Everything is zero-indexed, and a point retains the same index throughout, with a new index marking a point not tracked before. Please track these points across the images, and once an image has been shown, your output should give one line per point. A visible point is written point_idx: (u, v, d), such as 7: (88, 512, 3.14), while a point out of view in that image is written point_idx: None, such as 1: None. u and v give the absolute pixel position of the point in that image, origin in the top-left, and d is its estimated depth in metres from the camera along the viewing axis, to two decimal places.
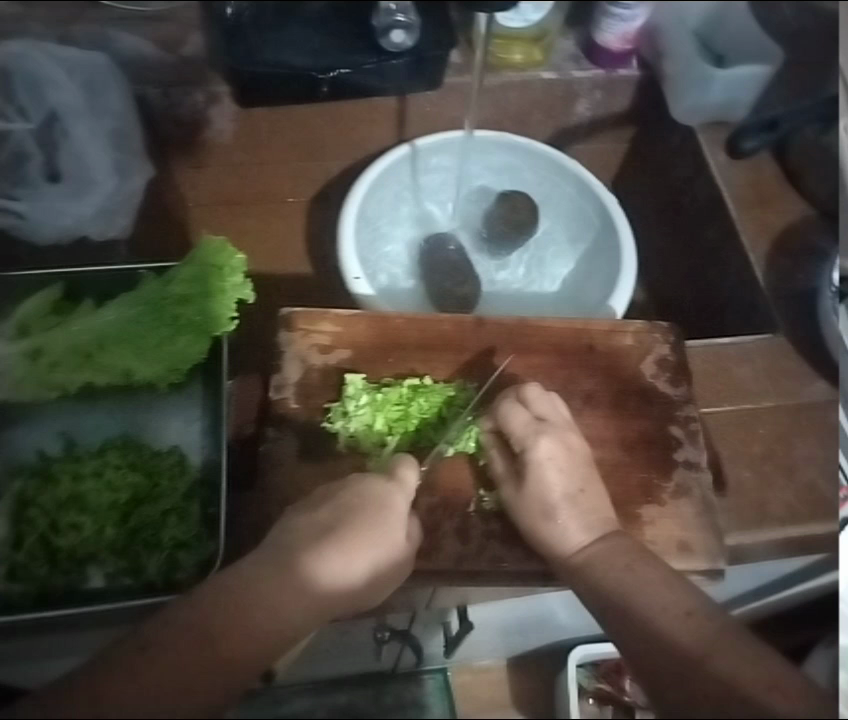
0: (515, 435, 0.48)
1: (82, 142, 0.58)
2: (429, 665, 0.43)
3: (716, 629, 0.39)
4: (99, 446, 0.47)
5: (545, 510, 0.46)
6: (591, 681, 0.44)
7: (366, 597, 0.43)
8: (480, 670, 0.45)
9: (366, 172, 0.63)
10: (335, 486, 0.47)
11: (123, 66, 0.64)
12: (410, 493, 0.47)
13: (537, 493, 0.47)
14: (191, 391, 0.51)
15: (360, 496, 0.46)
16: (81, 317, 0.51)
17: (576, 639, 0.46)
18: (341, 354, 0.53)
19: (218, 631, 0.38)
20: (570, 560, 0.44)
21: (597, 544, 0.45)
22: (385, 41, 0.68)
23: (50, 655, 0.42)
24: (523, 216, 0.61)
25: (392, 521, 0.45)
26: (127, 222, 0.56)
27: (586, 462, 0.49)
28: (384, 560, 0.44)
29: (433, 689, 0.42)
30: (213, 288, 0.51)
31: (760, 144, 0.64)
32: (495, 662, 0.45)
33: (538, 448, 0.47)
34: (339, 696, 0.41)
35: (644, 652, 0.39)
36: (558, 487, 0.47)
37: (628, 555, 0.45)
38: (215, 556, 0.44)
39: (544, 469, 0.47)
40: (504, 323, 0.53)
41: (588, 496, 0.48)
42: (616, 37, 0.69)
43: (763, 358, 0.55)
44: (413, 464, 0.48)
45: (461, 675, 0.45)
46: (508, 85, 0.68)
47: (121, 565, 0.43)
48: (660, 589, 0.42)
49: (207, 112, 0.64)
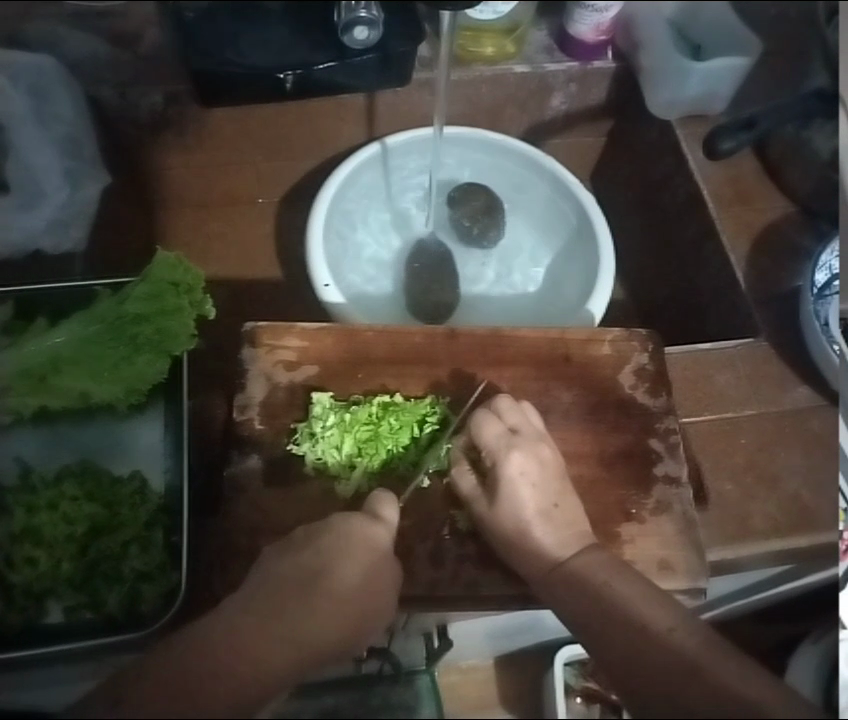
0: (488, 448, 0.47)
1: (30, 151, 0.55)
2: (414, 668, 0.40)
3: (704, 643, 0.37)
4: (56, 474, 0.45)
5: (518, 527, 0.45)
6: (578, 681, 0.42)
7: (363, 631, 0.38)
8: (466, 669, 0.41)
9: (335, 173, 0.60)
10: (313, 529, 0.44)
11: (74, 69, 0.59)
12: (392, 529, 0.44)
13: (512, 510, 0.46)
14: (152, 412, 0.48)
15: (341, 535, 0.42)
16: (34, 338, 0.48)
17: (562, 639, 0.45)
18: (309, 370, 0.51)
19: (193, 683, 0.32)
20: (547, 577, 0.43)
21: (576, 560, 0.44)
22: (347, 40, 0.59)
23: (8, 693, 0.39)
24: (484, 203, 0.61)
25: (378, 561, 0.42)
26: (81, 234, 0.54)
27: (559, 477, 0.47)
28: (371, 593, 0.40)
29: (422, 690, 0.38)
30: (170, 305, 0.48)
31: (739, 145, 0.59)
32: (482, 661, 0.42)
33: (510, 463, 0.46)
34: (323, 700, 0.36)
35: (627, 666, 0.37)
36: (531, 502, 0.45)
37: (605, 571, 0.43)
38: (178, 587, 0.42)
39: (516, 486, 0.46)
40: (477, 334, 0.52)
41: (563, 510, 0.46)
42: (591, 28, 0.64)
43: (746, 364, 0.54)
44: (394, 503, 0.45)
45: (447, 675, 0.41)
46: (478, 81, 0.64)
47: (81, 598, 0.41)
48: (641, 603, 0.40)
49: (166, 114, 0.59)
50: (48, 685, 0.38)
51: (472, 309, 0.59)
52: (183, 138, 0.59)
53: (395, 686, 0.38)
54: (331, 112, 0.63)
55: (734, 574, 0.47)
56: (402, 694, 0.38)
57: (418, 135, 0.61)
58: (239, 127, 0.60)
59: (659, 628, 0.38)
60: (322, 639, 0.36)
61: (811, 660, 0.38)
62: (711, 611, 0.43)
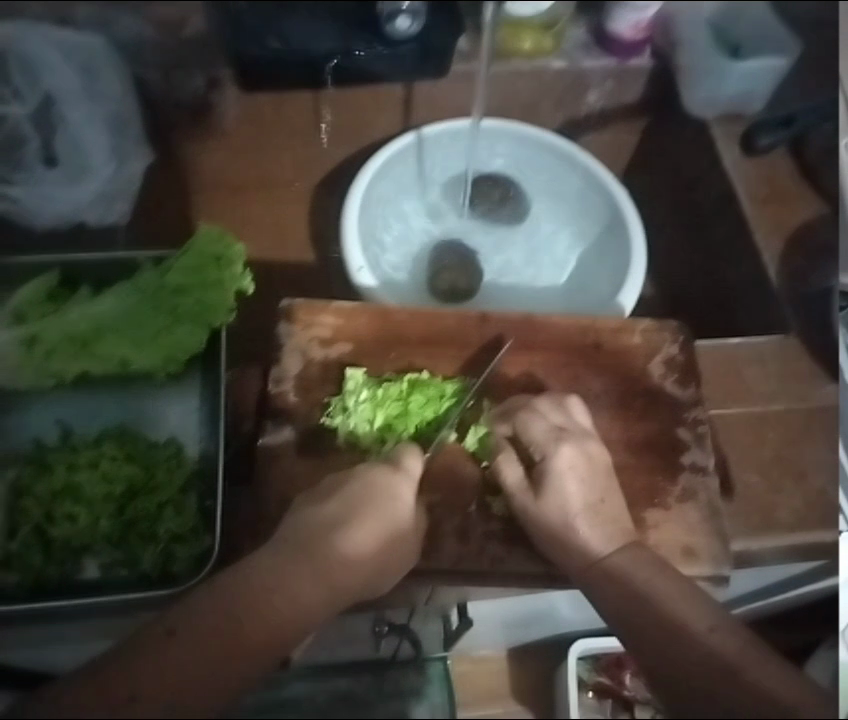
0: (535, 443, 0.47)
1: (78, 128, 0.57)
2: (429, 654, 0.44)
3: (740, 645, 0.39)
4: (96, 436, 0.46)
5: (565, 521, 0.45)
6: (592, 674, 0.48)
7: (378, 581, 0.42)
8: (480, 659, 0.49)
9: (373, 160, 0.61)
10: (343, 477, 0.45)
11: (122, 50, 0.61)
12: (415, 478, 0.45)
13: (557, 505, 0.45)
14: (188, 380, 0.49)
15: (366, 485, 0.44)
16: (79, 303, 0.49)
17: (575, 632, 0.50)
18: (342, 348, 0.51)
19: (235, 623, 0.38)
20: (586, 570, 0.43)
21: (620, 553, 0.44)
22: (390, 29, 0.63)
23: (53, 641, 0.42)
24: (502, 188, 0.63)
25: (397, 510, 0.43)
26: (127, 208, 0.55)
27: (606, 474, 0.48)
28: (393, 540, 0.43)
29: (433, 677, 0.43)
30: (210, 279, 0.49)
31: (777, 140, 0.61)
32: (493, 652, 0.50)
33: (559, 457, 0.46)
34: (339, 680, 0.40)
35: (667, 664, 0.38)
36: (577, 496, 0.46)
37: (653, 566, 0.44)
38: (211, 550, 0.43)
39: (563, 479, 0.46)
40: (509, 317, 0.52)
41: (608, 507, 0.46)
42: (630, 26, 0.65)
43: (775, 361, 0.54)
44: (417, 454, 0.46)
45: (462, 665, 0.48)
46: (515, 75, 0.65)
47: (117, 556, 0.43)
48: (683, 603, 0.41)
49: (209, 98, 0.61)
50: (88, 635, 0.41)
51: (493, 296, 0.59)
52: (221, 123, 0.60)
53: (408, 672, 0.42)
54: (369, 103, 0.64)
55: (753, 569, 0.49)
56: (411, 680, 0.42)
57: (454, 127, 0.63)
58: (278, 110, 0.62)
59: (699, 627, 0.39)
60: (343, 587, 0.41)
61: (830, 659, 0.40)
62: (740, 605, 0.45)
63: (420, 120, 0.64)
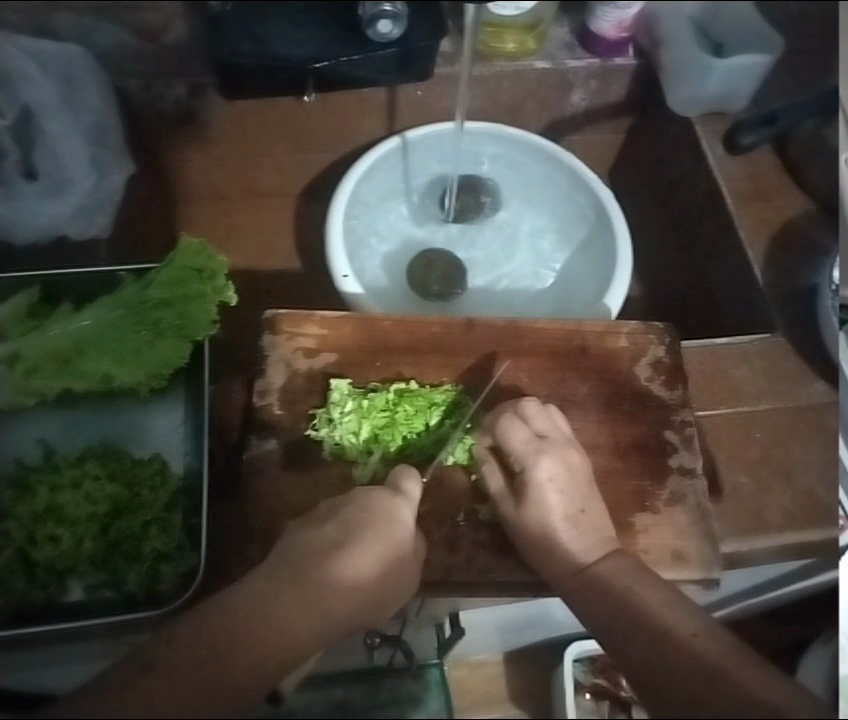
0: (515, 454, 0.47)
1: (59, 140, 0.56)
2: (425, 661, 0.42)
3: (722, 648, 0.37)
4: (78, 455, 0.46)
5: (546, 533, 0.44)
6: (588, 676, 0.44)
7: (380, 608, 0.40)
8: (476, 665, 0.43)
9: (354, 166, 0.61)
10: (339, 503, 0.46)
11: (100, 59, 0.59)
12: (415, 504, 0.45)
13: (537, 515, 0.45)
14: (171, 396, 0.49)
15: (364, 509, 0.44)
16: (59, 322, 0.49)
17: (572, 634, 0.45)
18: (327, 358, 0.51)
19: (219, 647, 0.35)
20: (571, 581, 0.43)
21: (607, 561, 0.44)
22: (371, 33, 0.59)
23: (30, 668, 0.39)
24: (478, 191, 0.63)
25: (398, 533, 0.43)
26: (107, 222, 0.55)
27: (588, 481, 0.48)
28: (391, 563, 0.42)
29: (431, 683, 0.41)
30: (192, 291, 0.49)
31: (760, 140, 0.60)
32: (491, 657, 0.44)
33: (539, 468, 0.46)
34: (334, 691, 0.38)
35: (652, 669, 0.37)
36: (559, 508, 0.45)
37: (631, 577, 0.43)
38: (197, 568, 0.43)
39: (544, 491, 0.45)
40: (495, 324, 0.52)
41: (590, 516, 0.46)
42: (612, 25, 0.63)
43: (761, 359, 0.54)
44: (417, 476, 0.46)
45: (458, 670, 0.43)
46: (499, 76, 0.64)
47: (101, 577, 0.42)
48: (668, 609, 0.39)
49: (190, 106, 0.60)
50: (69, 660, 0.39)
51: (479, 300, 0.60)
52: (203, 131, 0.60)
53: (405, 678, 0.40)
54: (352, 106, 0.64)
55: (744, 572, 0.46)
56: (410, 686, 0.40)
57: (438, 129, 0.61)
58: (262, 120, 0.61)
59: (682, 632, 0.38)
60: (343, 613, 0.39)
61: (824, 658, 0.38)
62: (723, 605, 0.43)
63: (405, 127, 0.65)
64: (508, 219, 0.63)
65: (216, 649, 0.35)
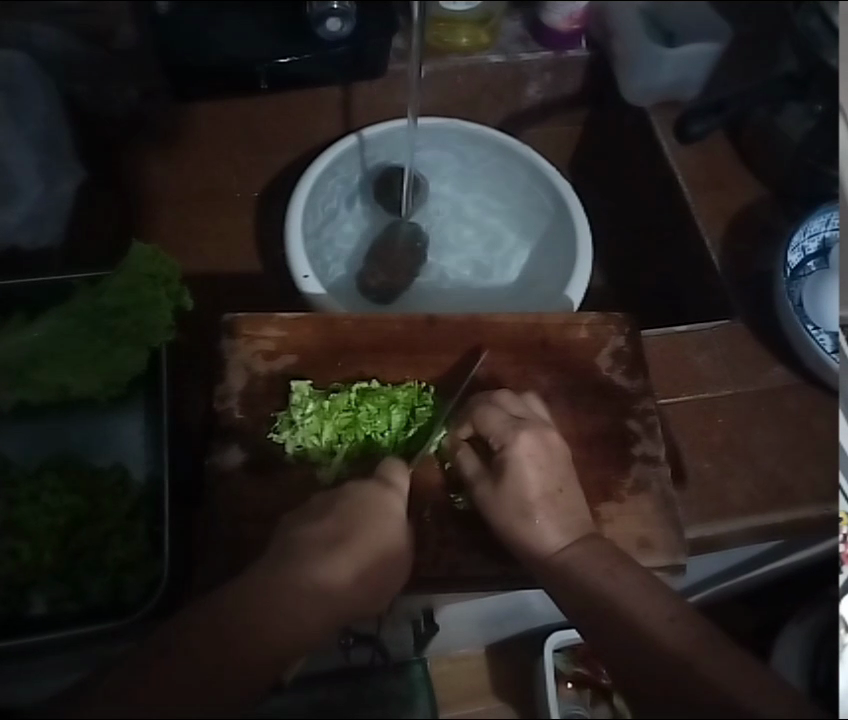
0: (494, 434, 0.47)
1: (3, 148, 0.55)
2: (406, 657, 0.44)
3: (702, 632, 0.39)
4: (36, 467, 0.45)
5: (522, 508, 0.45)
6: (568, 665, 0.49)
7: (374, 602, 0.41)
8: (460, 657, 0.50)
9: (307, 172, 0.60)
10: (334, 496, 0.45)
11: (45, 63, 0.60)
12: (407, 496, 0.45)
13: (515, 492, 0.46)
14: (131, 405, 0.48)
15: (359, 501, 0.43)
16: (11, 333, 0.47)
17: (550, 625, 0.52)
18: (287, 360, 0.51)
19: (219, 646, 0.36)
20: (549, 559, 0.44)
21: (573, 546, 0.44)
22: (321, 30, 0.64)
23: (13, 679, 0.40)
24: (419, 184, 0.61)
25: (391, 523, 0.43)
26: (60, 228, 0.53)
27: (566, 460, 0.48)
28: (385, 557, 0.43)
29: (415, 679, 0.44)
30: (146, 297, 0.48)
31: (709, 127, 0.64)
32: (473, 650, 0.51)
33: (519, 444, 0.47)
34: (317, 692, 0.39)
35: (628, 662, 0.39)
36: (536, 483, 0.46)
37: (611, 560, 0.44)
38: (160, 576, 0.42)
39: (523, 466, 0.47)
40: (454, 319, 0.52)
41: (567, 497, 0.47)
42: (564, 17, 0.67)
43: (723, 344, 0.54)
44: (406, 468, 0.46)
45: (439, 664, 0.48)
46: (453, 71, 0.65)
47: (64, 591, 0.41)
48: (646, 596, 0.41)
49: (141, 109, 0.61)
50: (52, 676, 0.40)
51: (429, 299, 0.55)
52: (158, 138, 0.59)
53: (388, 678, 0.43)
54: (306, 108, 0.64)
55: (714, 552, 0.48)
56: (393, 685, 0.43)
57: (391, 126, 0.62)
58: (216, 121, 0.61)
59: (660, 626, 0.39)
60: (344, 605, 0.40)
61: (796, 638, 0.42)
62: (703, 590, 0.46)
63: (361, 124, 0.63)
64: (465, 211, 0.61)
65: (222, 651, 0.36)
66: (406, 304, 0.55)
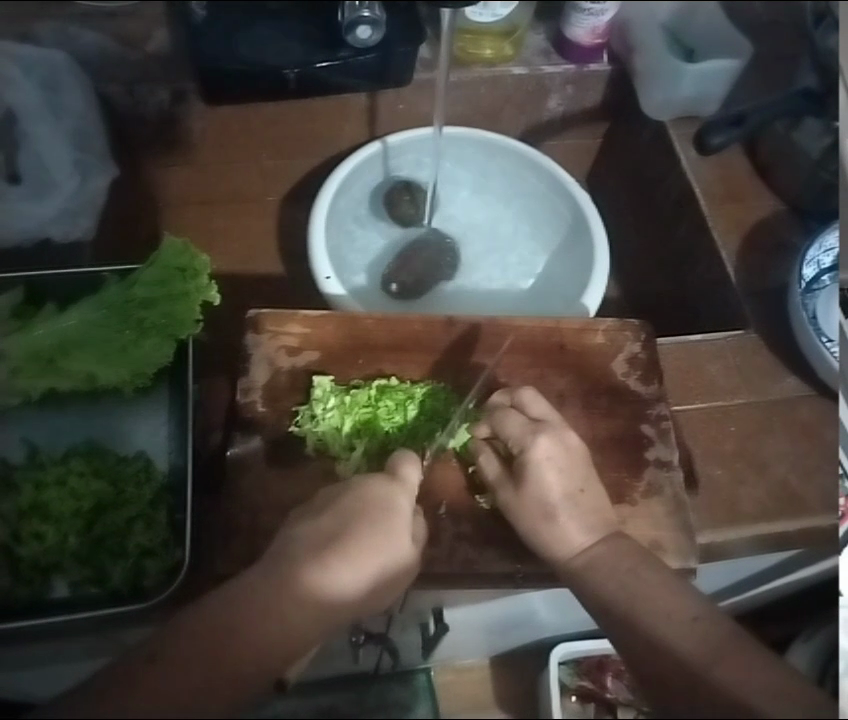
0: (512, 438, 0.47)
1: (42, 142, 0.57)
2: (411, 665, 0.41)
3: (721, 636, 0.36)
4: (62, 453, 0.46)
5: (545, 512, 0.45)
6: (574, 679, 0.44)
7: (378, 599, 0.41)
8: (463, 669, 0.44)
9: (335, 171, 0.61)
10: (339, 492, 0.46)
11: (84, 65, 0.62)
12: (412, 491, 0.45)
13: (537, 495, 0.46)
14: (156, 396, 0.49)
15: (363, 500, 0.44)
16: (44, 322, 0.48)
17: (557, 636, 0.47)
18: (310, 356, 0.52)
19: (221, 645, 0.35)
20: (570, 563, 0.43)
21: (600, 545, 0.44)
22: (351, 39, 0.63)
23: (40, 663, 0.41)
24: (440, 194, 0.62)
25: (395, 522, 0.44)
26: (90, 224, 0.54)
27: (585, 460, 0.48)
28: (389, 560, 0.42)
29: (418, 688, 0.40)
30: (175, 291, 0.49)
31: (730, 140, 0.63)
32: (478, 661, 0.45)
33: (537, 448, 0.46)
34: (321, 697, 0.37)
35: (637, 654, 0.37)
36: (557, 487, 0.46)
37: (631, 560, 0.44)
38: (181, 564, 0.43)
39: (542, 470, 0.46)
40: (473, 322, 0.53)
41: (588, 496, 0.47)
42: (588, 32, 0.66)
43: (736, 357, 0.55)
44: (415, 461, 0.47)
45: (444, 674, 0.43)
46: (477, 82, 0.66)
47: (86, 573, 0.42)
48: (661, 593, 0.40)
49: (174, 112, 0.62)
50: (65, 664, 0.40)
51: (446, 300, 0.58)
52: (187, 140, 0.61)
53: (392, 684, 0.40)
54: (332, 114, 0.65)
55: (722, 565, 0.49)
56: (396, 693, 0.39)
57: (417, 135, 0.63)
58: (243, 126, 0.63)
59: (672, 636, 0.37)
60: (340, 606, 0.39)
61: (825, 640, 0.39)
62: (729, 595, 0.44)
63: (383, 130, 0.66)
64: (487, 221, 0.63)
65: (225, 643, 0.35)
66: (430, 308, 0.57)
